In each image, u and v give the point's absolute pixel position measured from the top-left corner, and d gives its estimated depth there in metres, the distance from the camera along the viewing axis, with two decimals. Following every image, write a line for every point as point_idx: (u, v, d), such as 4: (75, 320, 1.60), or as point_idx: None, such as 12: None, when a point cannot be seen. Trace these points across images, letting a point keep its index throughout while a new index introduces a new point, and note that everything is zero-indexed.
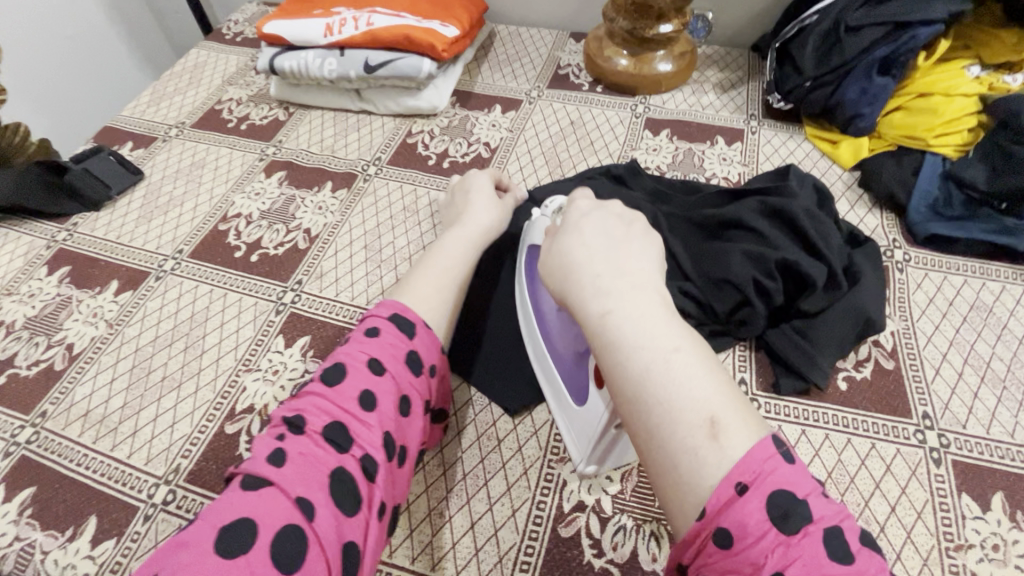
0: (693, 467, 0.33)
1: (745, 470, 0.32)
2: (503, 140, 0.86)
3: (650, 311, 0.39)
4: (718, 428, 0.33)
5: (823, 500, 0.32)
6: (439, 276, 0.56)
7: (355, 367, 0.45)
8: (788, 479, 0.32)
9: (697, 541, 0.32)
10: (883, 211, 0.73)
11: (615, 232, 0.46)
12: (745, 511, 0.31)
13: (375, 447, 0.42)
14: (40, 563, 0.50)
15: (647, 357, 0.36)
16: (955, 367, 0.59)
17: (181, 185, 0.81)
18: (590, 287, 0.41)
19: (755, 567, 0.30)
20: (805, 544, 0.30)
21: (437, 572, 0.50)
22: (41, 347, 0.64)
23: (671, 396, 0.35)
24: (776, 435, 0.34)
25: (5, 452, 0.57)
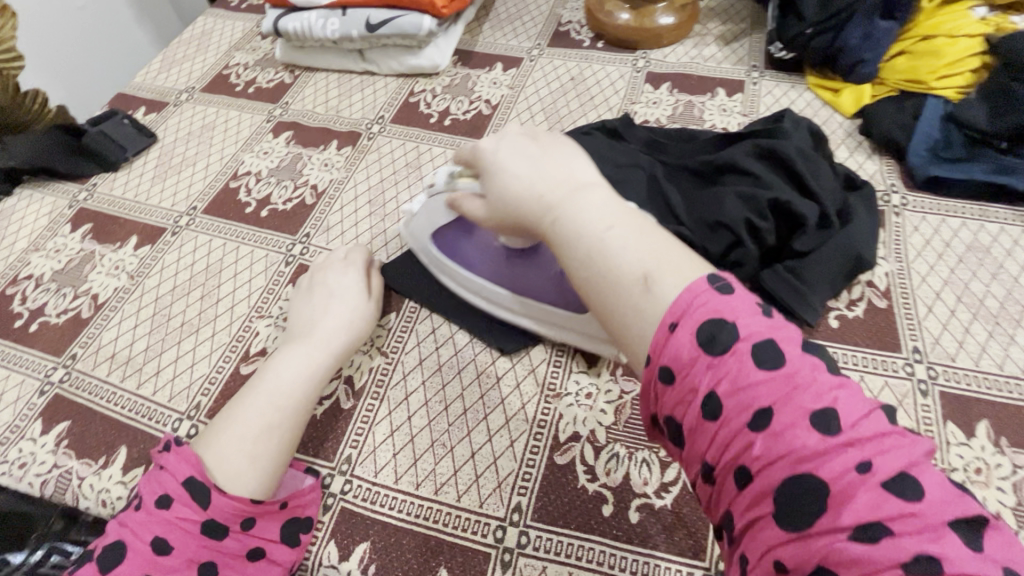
0: (638, 318, 0.38)
1: (675, 310, 0.36)
2: (504, 97, 0.86)
3: (593, 202, 0.44)
4: (652, 281, 0.39)
5: (756, 320, 0.35)
6: (259, 434, 0.50)
7: (133, 548, 0.44)
8: (716, 308, 0.35)
9: (651, 387, 0.37)
10: (883, 157, 0.73)
11: (535, 150, 0.50)
12: (679, 346, 0.35)
13: (215, 519, 0.46)
14: (78, 486, 0.55)
15: (587, 242, 0.42)
16: (948, 305, 0.60)
17: (193, 146, 0.84)
18: (535, 202, 0.47)
19: (695, 390, 0.34)
20: (735, 363, 0.33)
21: (440, 497, 0.52)
22: (68, 298, 0.68)
23: (614, 266, 0.40)
24: (711, 274, 0.38)
25: (40, 390, 0.61)
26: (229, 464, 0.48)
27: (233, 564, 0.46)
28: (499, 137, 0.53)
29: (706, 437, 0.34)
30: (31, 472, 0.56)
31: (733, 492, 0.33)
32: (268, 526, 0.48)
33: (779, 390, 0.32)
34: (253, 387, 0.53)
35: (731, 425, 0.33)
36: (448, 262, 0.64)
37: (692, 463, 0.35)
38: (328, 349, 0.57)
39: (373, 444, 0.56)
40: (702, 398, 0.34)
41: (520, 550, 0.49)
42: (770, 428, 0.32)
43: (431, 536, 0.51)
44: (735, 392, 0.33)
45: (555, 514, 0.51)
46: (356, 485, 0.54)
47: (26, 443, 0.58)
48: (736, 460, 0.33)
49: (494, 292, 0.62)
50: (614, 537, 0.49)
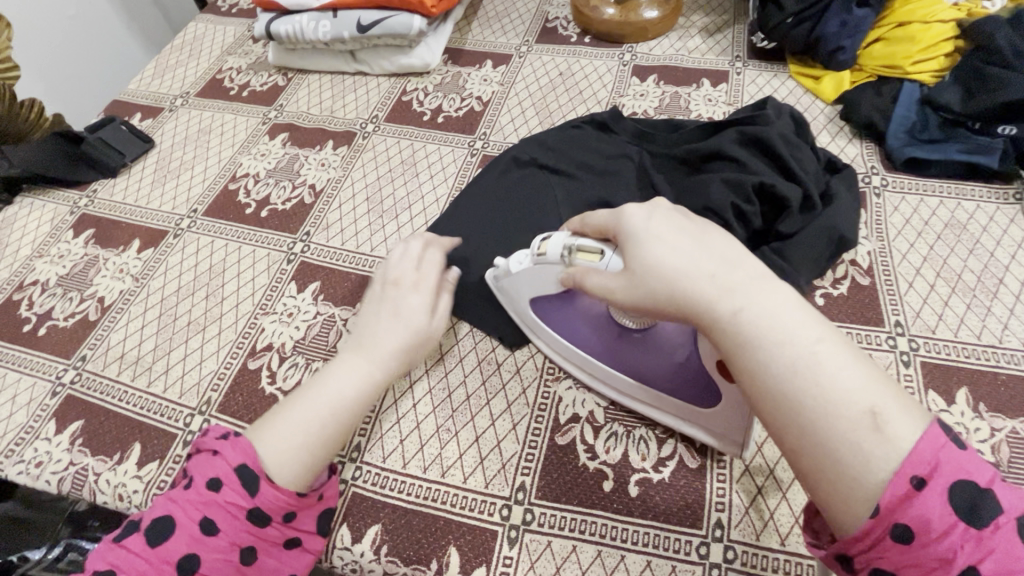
0: (861, 460, 0.33)
1: (919, 463, 0.32)
2: (495, 93, 0.88)
3: (778, 303, 0.38)
4: (881, 420, 0.34)
5: (1007, 490, 0.32)
6: (315, 434, 0.50)
7: (182, 526, 0.46)
8: (964, 465, 0.32)
9: (870, 538, 0.33)
10: (863, 141, 0.75)
11: (698, 229, 0.43)
12: (929, 509, 0.31)
13: (261, 508, 0.47)
14: (94, 482, 0.56)
15: (792, 358, 0.36)
16: (927, 280, 0.63)
17: (190, 150, 0.85)
18: (710, 289, 0.39)
19: (946, 561, 0.30)
20: (1001, 538, 0.30)
21: (446, 479, 0.54)
22: (75, 301, 0.70)
23: (828, 393, 0.35)
24: (938, 418, 0.34)
25: (53, 392, 0.63)
26: (282, 459, 0.49)
27: (269, 550, 0.48)
28: (649, 206, 0.45)
29: None
30: (47, 471, 0.57)
31: None
32: (306, 517, 0.50)
33: None
34: (310, 385, 0.53)
35: None
36: (539, 323, 0.59)
37: None
38: (384, 357, 0.55)
39: (381, 431, 0.58)
40: (956, 569, 0.30)
41: (525, 526, 0.51)
42: None
43: (440, 516, 0.53)
44: (1003, 571, 0.30)
45: (558, 491, 0.53)
46: (365, 471, 0.56)
47: (41, 442, 0.59)
48: None
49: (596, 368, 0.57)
50: (615, 511, 0.51)
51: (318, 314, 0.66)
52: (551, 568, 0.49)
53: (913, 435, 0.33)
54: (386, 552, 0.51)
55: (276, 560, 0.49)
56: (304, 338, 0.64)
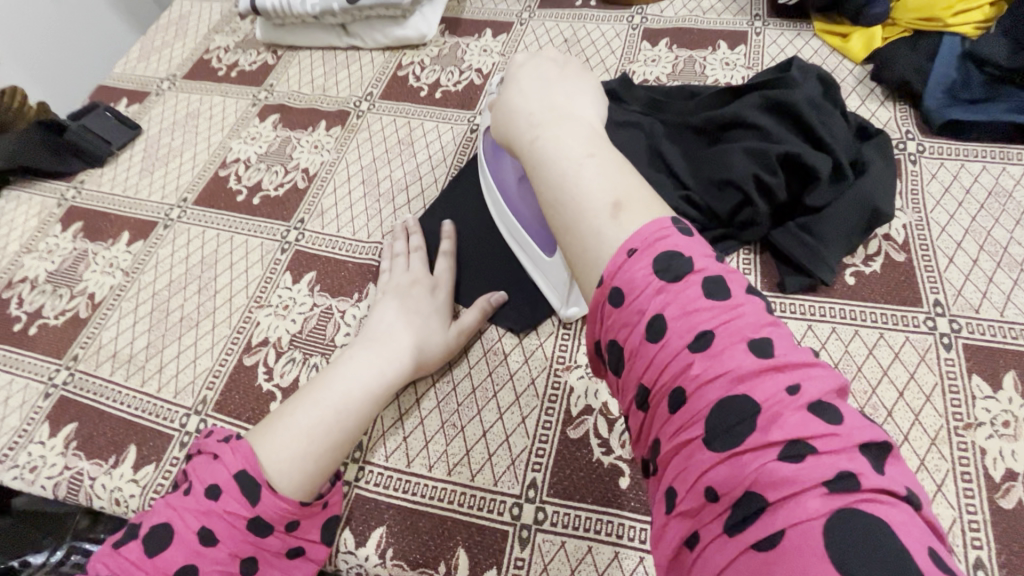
0: (599, 244, 0.36)
1: (637, 239, 0.34)
2: (496, 64, 0.83)
3: (574, 131, 0.41)
4: (621, 208, 0.36)
5: (709, 260, 0.34)
6: (318, 433, 0.48)
7: (180, 536, 0.43)
8: (675, 244, 0.34)
9: (599, 309, 0.34)
10: (897, 103, 0.69)
11: (553, 76, 0.48)
12: (634, 271, 0.33)
13: (260, 519, 0.44)
14: (90, 487, 0.54)
15: (563, 165, 0.39)
16: (970, 254, 0.57)
17: (179, 136, 0.81)
18: (524, 123, 0.44)
19: (641, 313, 0.32)
20: (684, 289, 0.32)
21: (453, 477, 0.51)
22: (65, 299, 0.67)
23: (580, 193, 0.38)
24: (676, 217, 0.36)
25: (45, 393, 0.61)
26: (282, 461, 0.46)
27: (272, 560, 0.46)
28: (533, 57, 0.51)
29: (646, 362, 0.32)
30: (42, 475, 0.56)
31: (664, 418, 0.31)
32: (309, 526, 0.48)
33: (718, 317, 0.31)
34: (320, 386, 0.51)
35: (671, 347, 0.31)
36: (483, 155, 0.65)
37: (628, 391, 0.33)
38: (401, 364, 0.54)
39: (383, 428, 0.55)
40: (648, 320, 0.32)
41: (537, 526, 0.49)
42: (708, 350, 0.30)
43: (446, 517, 0.50)
44: (681, 316, 0.31)
45: (572, 489, 0.50)
46: (368, 470, 0.53)
47: (35, 446, 0.57)
48: (672, 385, 0.31)
49: (497, 205, 0.63)
50: (632, 510, 0.48)
51: (315, 305, 0.63)
52: (566, 571, 0.47)
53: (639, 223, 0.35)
54: (392, 556, 0.49)
55: (278, 570, 0.47)
56: (301, 332, 0.61)
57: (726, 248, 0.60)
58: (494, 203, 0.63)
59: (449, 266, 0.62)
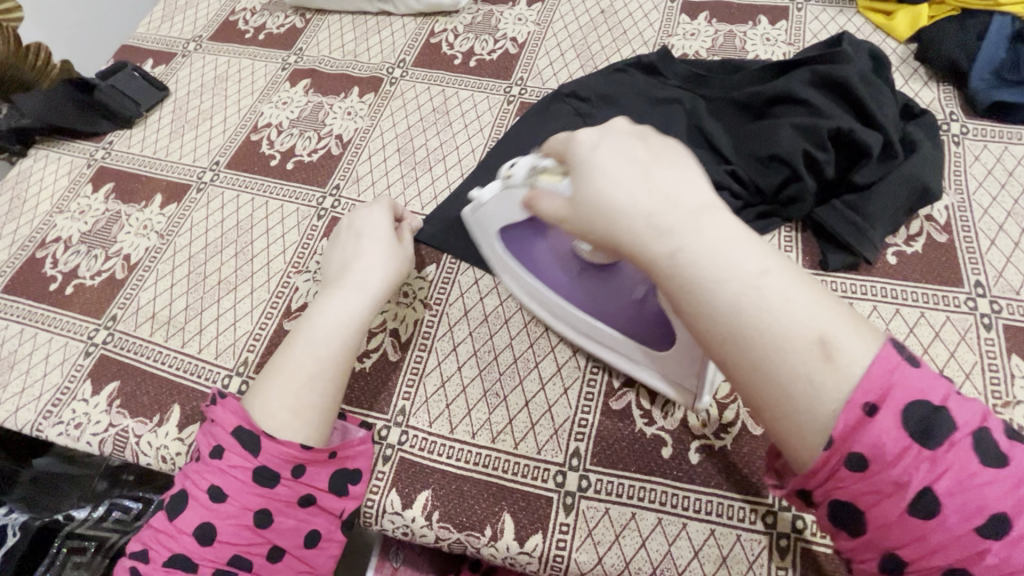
0: (815, 396, 0.33)
1: (871, 389, 0.32)
2: (531, 34, 0.81)
3: (719, 232, 0.35)
4: (830, 347, 0.33)
5: (962, 406, 0.33)
6: (303, 388, 0.49)
7: (195, 497, 0.46)
8: (917, 386, 0.32)
9: (826, 469, 0.33)
10: (942, 84, 0.68)
11: (641, 152, 0.39)
12: (882, 434, 0.31)
13: (265, 468, 0.46)
14: (136, 444, 0.55)
15: (735, 288, 0.34)
16: (1012, 237, 0.58)
17: (208, 98, 0.80)
18: (644, 225, 0.36)
19: (900, 485, 0.32)
20: (955, 456, 0.31)
21: (497, 444, 0.52)
22: (100, 259, 0.67)
23: (774, 326, 0.33)
24: (893, 340, 0.34)
25: (85, 352, 0.61)
26: (279, 418, 0.47)
27: (285, 510, 0.47)
28: (600, 130, 0.41)
29: (911, 533, 0.32)
30: (87, 432, 0.56)
31: None
32: (317, 474, 0.48)
33: (1001, 490, 0.31)
34: (296, 340, 0.51)
35: (948, 526, 0.31)
36: (516, 264, 0.57)
37: (868, 551, 0.34)
38: (365, 296, 0.53)
39: (426, 394, 0.55)
40: (912, 493, 0.31)
41: (581, 493, 0.50)
42: (1005, 536, 0.31)
43: (491, 482, 0.51)
44: (958, 490, 0.31)
45: (614, 457, 0.51)
46: (412, 436, 0.54)
47: (79, 404, 0.58)
48: (952, 563, 0.31)
49: (565, 311, 0.55)
50: (675, 478, 0.49)
51: None
52: (610, 536, 0.48)
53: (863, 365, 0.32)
54: (438, 518, 0.50)
55: (295, 520, 0.47)
56: None
57: (768, 225, 0.59)
58: (557, 312, 0.56)
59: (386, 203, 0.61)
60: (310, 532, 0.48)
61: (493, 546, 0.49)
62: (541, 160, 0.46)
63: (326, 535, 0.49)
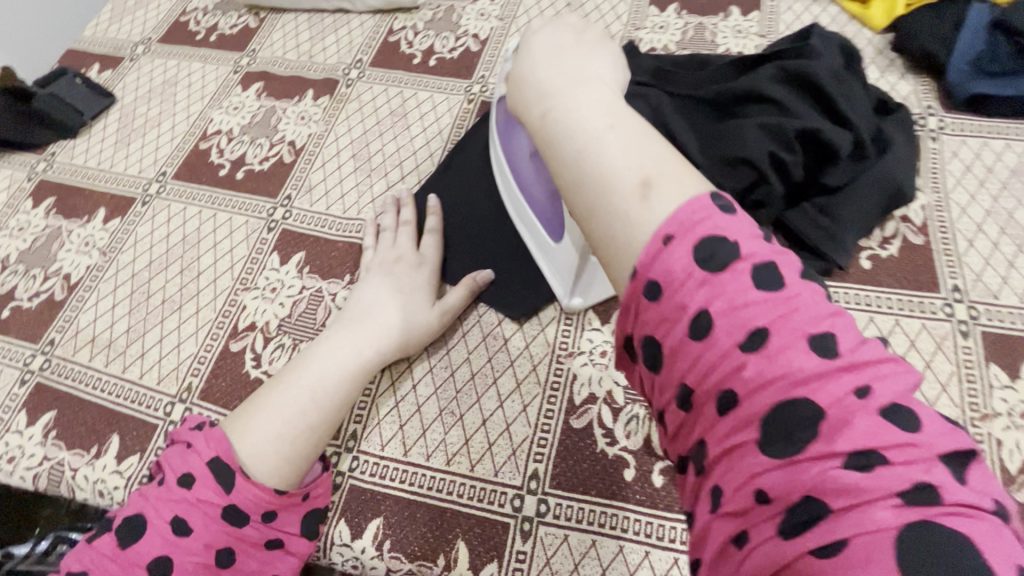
0: (630, 233, 0.29)
1: (671, 223, 0.28)
2: (493, 30, 0.78)
3: (595, 99, 0.33)
4: (650, 189, 0.29)
5: (756, 242, 0.27)
6: (298, 433, 0.46)
7: (154, 527, 0.41)
8: (721, 225, 0.27)
9: (632, 302, 0.28)
10: (918, 76, 0.65)
11: (569, 43, 0.38)
12: (671, 261, 0.27)
13: (237, 508, 0.43)
14: (72, 478, 0.52)
15: (581, 141, 0.32)
16: (991, 237, 0.55)
17: (156, 105, 0.76)
18: (535, 92, 0.36)
19: (682, 308, 0.26)
20: (732, 280, 0.26)
21: (452, 468, 0.49)
22: (39, 280, 0.64)
23: (603, 173, 0.30)
24: (717, 193, 0.29)
25: (21, 380, 0.58)
26: (259, 457, 0.44)
27: (250, 551, 0.44)
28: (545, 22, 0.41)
29: (689, 361, 0.26)
30: (21, 466, 0.53)
31: (711, 424, 0.26)
32: (289, 518, 0.45)
33: (772, 311, 0.25)
34: (296, 376, 0.48)
35: (720, 346, 0.25)
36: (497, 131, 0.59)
37: (666, 391, 0.28)
38: (379, 343, 0.51)
39: (378, 417, 0.53)
40: (690, 316, 0.26)
41: (539, 519, 0.47)
42: (764, 350, 0.25)
43: (446, 508, 0.48)
44: (729, 311, 0.25)
45: (575, 480, 0.48)
46: (363, 461, 0.51)
47: (13, 436, 0.55)
48: (718, 388, 0.25)
49: (508, 182, 0.58)
50: (638, 502, 0.47)
51: (304, 288, 0.60)
52: (568, 565, 0.45)
53: (672, 204, 0.28)
54: (389, 548, 0.47)
55: (258, 562, 0.44)
56: (289, 316, 0.58)
57: None
58: (502, 170, 0.59)
59: (436, 243, 0.59)
60: None
61: None
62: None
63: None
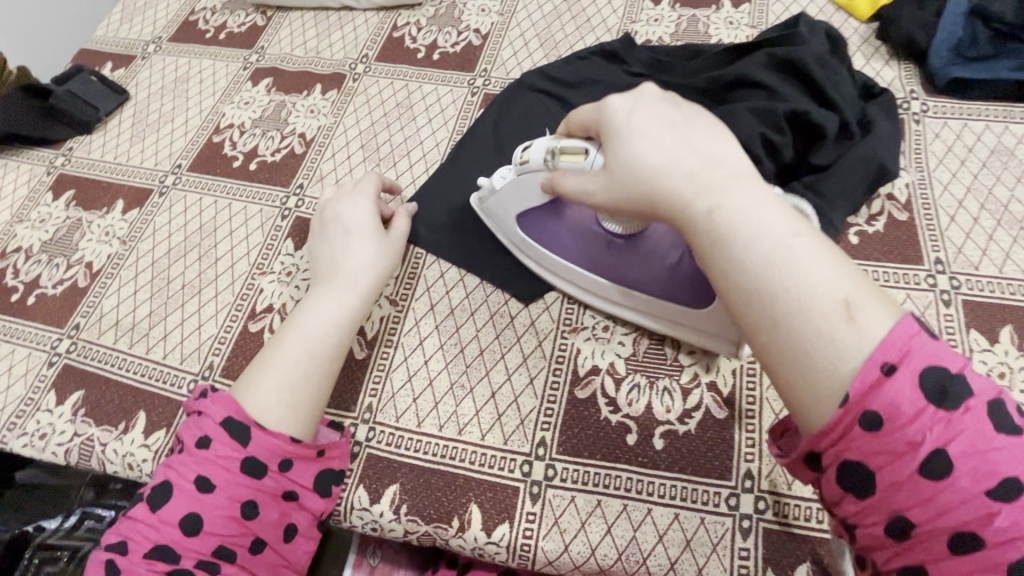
0: (835, 354, 0.33)
1: (891, 350, 0.31)
2: (494, 25, 0.80)
3: (755, 197, 0.37)
4: (854, 309, 0.33)
5: (976, 376, 0.32)
6: (298, 382, 0.49)
7: (180, 487, 0.45)
8: (936, 353, 0.32)
9: (838, 428, 0.32)
10: (902, 63, 0.68)
11: (676, 118, 0.41)
12: (899, 393, 0.31)
13: (253, 460, 0.46)
14: (102, 452, 0.55)
15: (760, 251, 0.35)
16: (971, 213, 0.58)
17: (169, 101, 0.79)
18: (685, 180, 0.39)
19: (912, 444, 0.30)
20: (967, 419, 0.30)
21: (464, 436, 0.52)
22: (62, 268, 0.66)
23: (798, 289, 0.34)
24: (913, 311, 0.33)
25: (49, 362, 0.60)
26: (273, 412, 0.47)
27: (270, 503, 0.47)
28: (630, 94, 0.43)
29: (916, 495, 0.31)
30: (52, 442, 0.56)
31: (938, 556, 0.31)
32: (303, 470, 0.48)
33: (1014, 457, 0.30)
34: (291, 334, 0.51)
35: (959, 488, 0.30)
36: (533, 243, 0.57)
37: (874, 515, 0.32)
38: (359, 295, 0.54)
39: (392, 389, 0.55)
40: (923, 453, 0.30)
41: (547, 481, 0.50)
42: (1012, 500, 0.29)
43: (458, 474, 0.51)
44: (970, 452, 0.30)
45: (580, 445, 0.51)
46: (379, 431, 0.53)
47: (43, 414, 0.57)
48: (957, 525, 0.30)
49: (590, 283, 0.56)
50: (641, 464, 0.49)
51: None
52: (576, 523, 0.48)
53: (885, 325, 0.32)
54: (406, 512, 0.50)
55: (278, 514, 0.47)
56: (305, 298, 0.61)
57: None
58: (573, 277, 0.56)
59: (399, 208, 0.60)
60: (292, 527, 0.48)
61: (462, 537, 0.49)
62: (560, 141, 0.48)
63: (304, 531, 0.49)
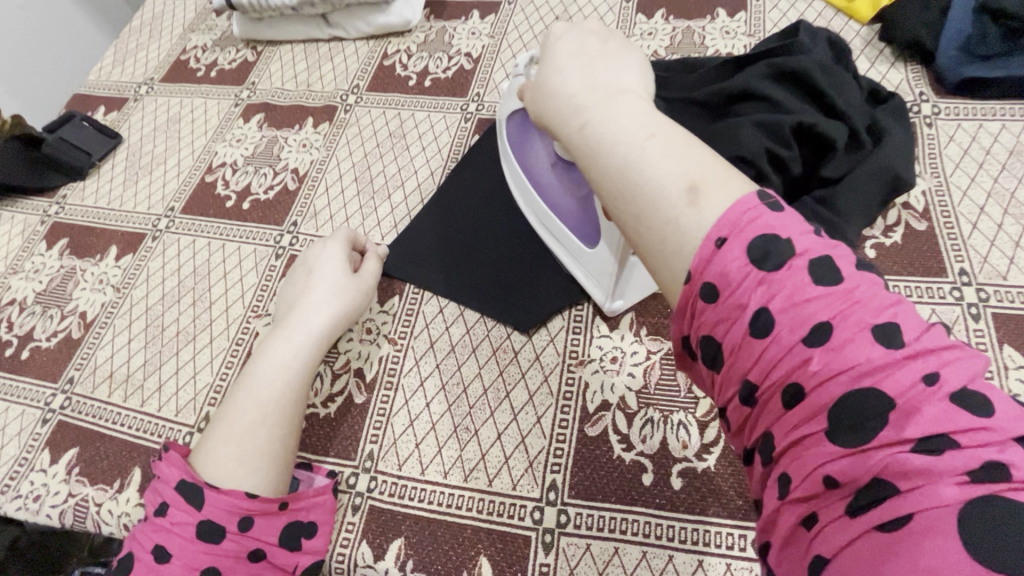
0: (676, 236, 0.30)
1: (721, 225, 0.29)
2: (486, 47, 0.79)
3: (632, 108, 0.35)
4: (699, 191, 0.30)
5: (809, 236, 0.29)
6: (246, 434, 0.46)
7: (139, 560, 0.42)
8: (769, 224, 0.28)
9: (688, 305, 0.29)
10: (908, 64, 0.66)
11: (596, 50, 0.41)
12: (726, 261, 0.28)
13: (208, 521, 0.43)
14: (97, 513, 0.53)
15: (622, 149, 0.33)
16: (994, 219, 0.55)
17: (161, 143, 0.78)
18: (567, 107, 0.38)
19: (741, 307, 0.27)
20: (789, 277, 0.27)
21: (470, 483, 0.50)
22: (56, 319, 0.65)
23: (647, 177, 0.32)
24: (762, 190, 0.30)
25: (43, 419, 0.59)
26: (222, 470, 0.44)
27: (235, 567, 0.43)
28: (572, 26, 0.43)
29: (752, 358, 0.27)
30: (47, 504, 0.54)
31: (778, 416, 0.27)
32: (268, 527, 0.45)
33: (835, 304, 0.26)
34: (240, 386, 0.49)
35: (783, 343, 0.26)
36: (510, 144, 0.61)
37: (728, 388, 0.29)
38: (311, 337, 0.52)
39: (394, 436, 0.53)
40: (752, 315, 0.27)
41: (560, 529, 0.47)
42: (827, 343, 0.25)
43: (466, 525, 0.48)
44: (789, 307, 0.26)
45: (594, 489, 0.48)
46: (381, 481, 0.51)
47: (37, 474, 0.56)
48: (786, 381, 0.26)
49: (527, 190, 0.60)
50: (658, 507, 0.46)
51: None
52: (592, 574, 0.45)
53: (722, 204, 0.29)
54: (413, 568, 0.47)
55: None
56: None
57: None
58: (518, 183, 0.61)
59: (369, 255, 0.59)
60: None
61: None
62: None
63: None
